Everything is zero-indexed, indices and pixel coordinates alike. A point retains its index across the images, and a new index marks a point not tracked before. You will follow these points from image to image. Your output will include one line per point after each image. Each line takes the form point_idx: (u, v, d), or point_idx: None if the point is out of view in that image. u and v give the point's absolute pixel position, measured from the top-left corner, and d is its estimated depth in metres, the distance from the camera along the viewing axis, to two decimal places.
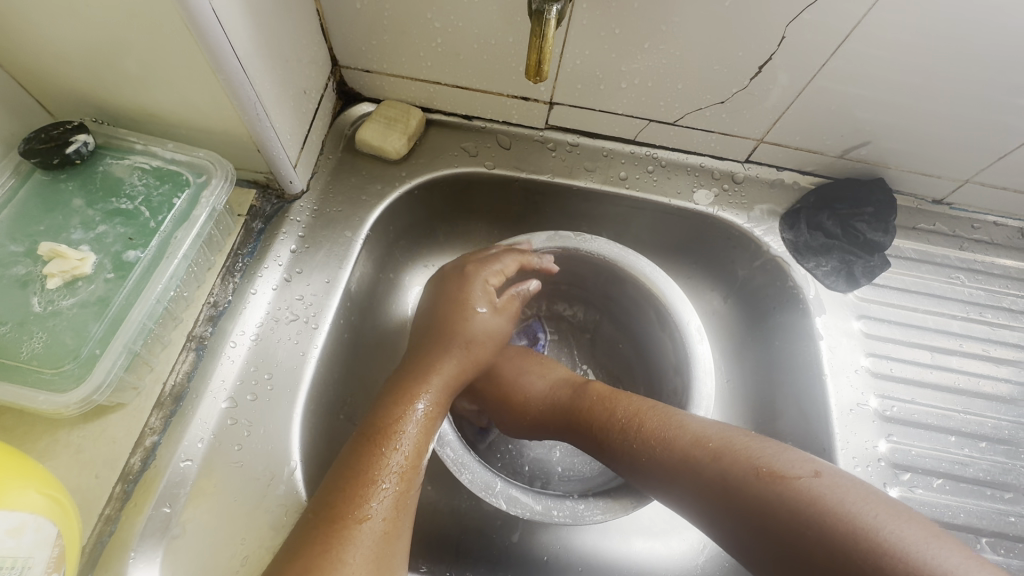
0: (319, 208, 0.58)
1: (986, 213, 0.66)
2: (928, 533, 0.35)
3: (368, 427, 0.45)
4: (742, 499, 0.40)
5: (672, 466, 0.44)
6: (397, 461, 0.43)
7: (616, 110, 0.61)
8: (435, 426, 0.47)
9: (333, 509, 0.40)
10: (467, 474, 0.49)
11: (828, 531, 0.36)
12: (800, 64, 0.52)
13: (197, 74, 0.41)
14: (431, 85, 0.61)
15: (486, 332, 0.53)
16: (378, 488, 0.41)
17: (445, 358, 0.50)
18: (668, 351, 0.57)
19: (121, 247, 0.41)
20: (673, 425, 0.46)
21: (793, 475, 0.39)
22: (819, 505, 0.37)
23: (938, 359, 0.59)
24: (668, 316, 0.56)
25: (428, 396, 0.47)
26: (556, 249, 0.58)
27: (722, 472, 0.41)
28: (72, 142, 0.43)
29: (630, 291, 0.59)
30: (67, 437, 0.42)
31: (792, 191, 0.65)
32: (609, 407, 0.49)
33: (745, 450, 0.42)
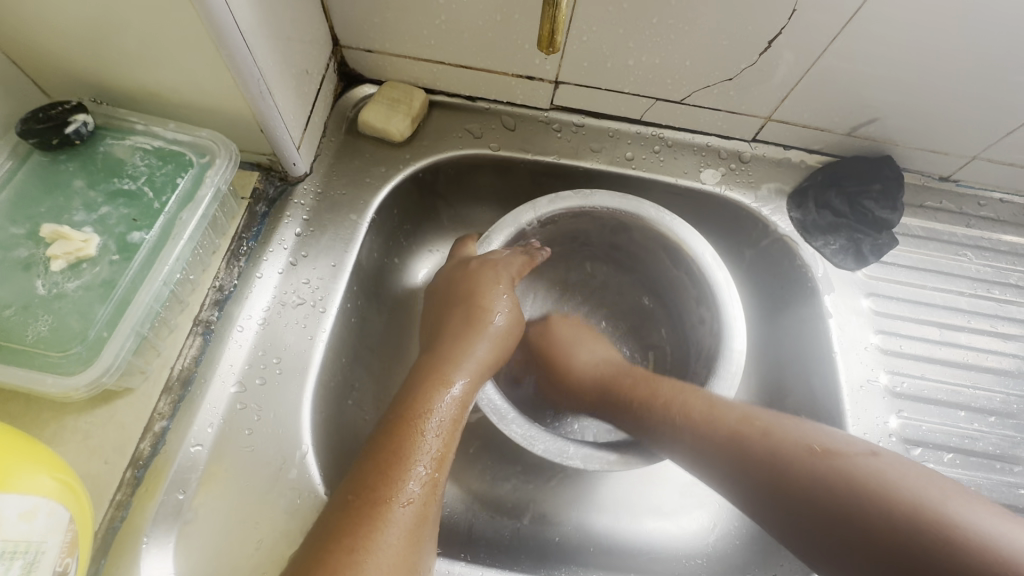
0: (323, 190, 0.57)
1: (992, 190, 0.65)
2: (982, 507, 0.35)
3: (401, 410, 0.44)
4: (792, 478, 0.40)
5: (721, 448, 0.44)
6: (434, 445, 0.43)
7: (623, 88, 0.60)
8: (467, 410, 0.47)
9: (373, 492, 0.39)
10: (538, 444, 0.48)
11: (889, 507, 0.35)
12: (811, 39, 0.51)
13: (198, 50, 0.40)
14: (434, 65, 0.60)
15: (506, 326, 0.52)
16: (416, 471, 0.41)
17: (472, 339, 0.50)
18: (687, 288, 0.58)
19: (125, 228, 0.41)
20: (712, 410, 0.45)
21: (846, 450, 0.40)
22: (875, 479, 0.37)
23: (947, 335, 0.60)
24: (678, 249, 0.56)
25: (461, 380, 0.47)
26: (569, 210, 0.57)
27: (769, 456, 0.41)
28: (70, 122, 0.42)
29: (639, 235, 0.59)
30: (74, 423, 0.41)
31: (799, 170, 0.65)
32: (649, 386, 0.50)
33: (790, 433, 0.42)
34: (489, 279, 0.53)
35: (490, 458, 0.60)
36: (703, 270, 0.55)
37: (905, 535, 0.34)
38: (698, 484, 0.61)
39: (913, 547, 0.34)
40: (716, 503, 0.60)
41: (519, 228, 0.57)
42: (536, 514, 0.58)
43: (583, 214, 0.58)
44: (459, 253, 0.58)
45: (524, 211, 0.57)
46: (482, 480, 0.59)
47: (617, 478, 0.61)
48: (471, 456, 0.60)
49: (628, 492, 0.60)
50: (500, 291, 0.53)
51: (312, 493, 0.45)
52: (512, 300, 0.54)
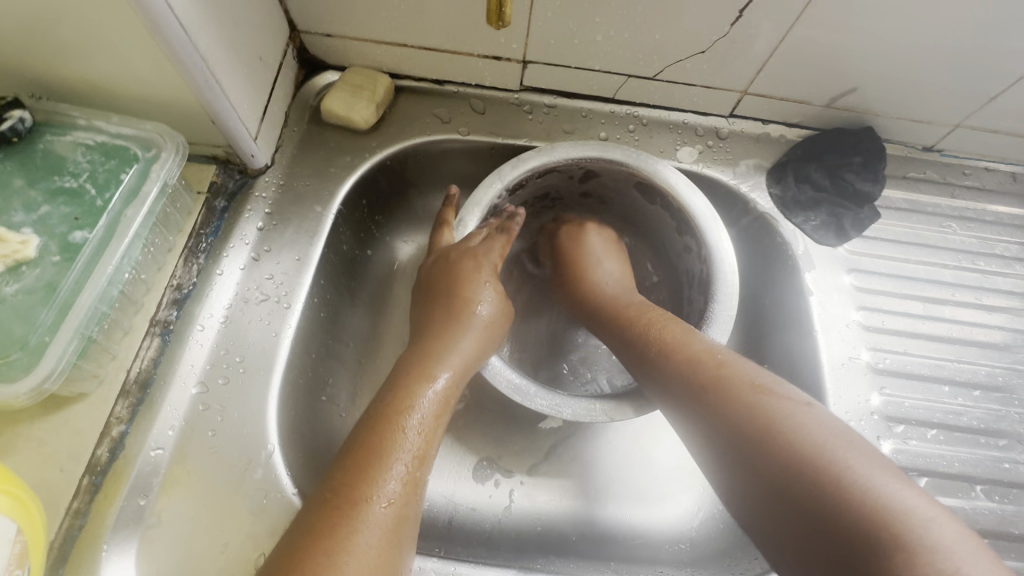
0: (286, 182, 0.55)
1: (978, 159, 0.64)
2: (896, 478, 0.32)
3: (383, 408, 0.42)
4: (728, 415, 0.38)
5: (672, 372, 0.43)
6: (416, 443, 0.41)
7: (593, 66, 0.58)
8: (450, 407, 0.46)
9: (352, 490, 0.38)
10: (560, 409, 0.48)
11: (792, 453, 0.34)
12: (782, 6, 0.49)
13: (131, 38, 0.38)
14: (396, 48, 0.58)
15: (491, 319, 0.51)
16: (396, 469, 0.39)
17: (458, 332, 0.48)
18: (665, 216, 0.57)
19: (67, 228, 0.39)
20: (682, 338, 0.45)
21: (786, 396, 0.38)
22: (795, 424, 0.35)
23: (931, 309, 0.58)
24: (651, 184, 0.55)
25: (445, 375, 0.45)
26: (537, 170, 0.55)
27: (714, 383, 0.40)
28: (8, 117, 0.40)
29: (607, 176, 0.57)
30: (27, 431, 0.40)
31: (779, 145, 0.63)
32: (638, 311, 0.51)
33: (743, 369, 0.41)
34: (471, 271, 0.52)
35: (469, 449, 0.59)
36: (677, 196, 0.53)
37: (802, 480, 0.33)
38: (682, 469, 0.60)
39: (802, 487, 0.33)
40: (700, 487, 0.59)
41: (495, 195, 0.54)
42: (517, 504, 0.57)
43: (550, 171, 0.56)
44: (437, 243, 0.57)
45: (490, 181, 0.54)
46: (461, 472, 0.58)
47: (598, 465, 0.60)
48: (450, 449, 0.59)
49: (610, 479, 0.59)
50: (485, 284, 0.52)
51: (280, 493, 0.44)
52: (497, 292, 0.52)
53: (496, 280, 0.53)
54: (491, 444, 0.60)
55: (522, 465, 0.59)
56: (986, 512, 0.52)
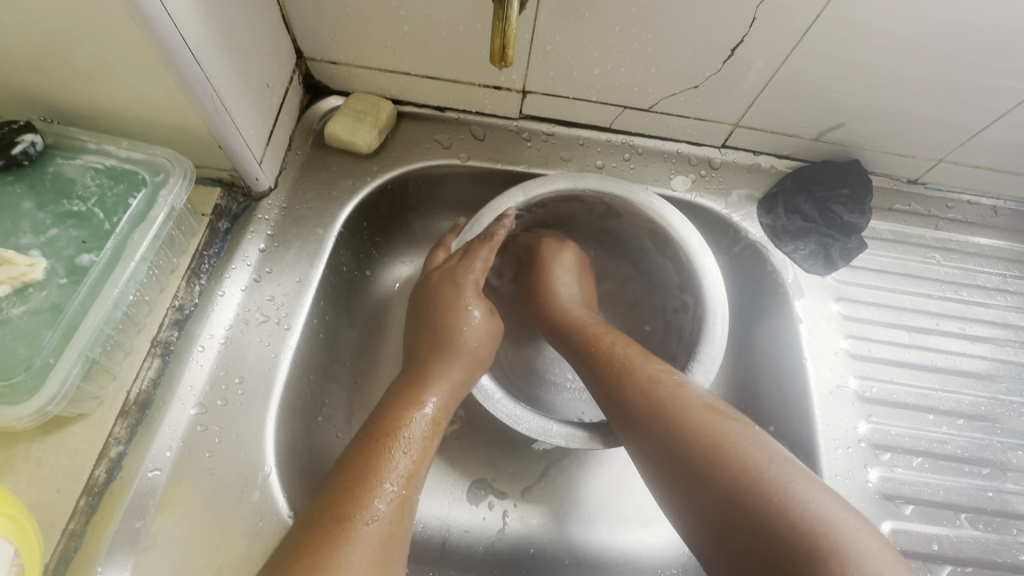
0: (289, 205, 0.56)
1: (959, 192, 0.66)
2: (823, 491, 0.36)
3: (373, 428, 0.43)
4: (694, 461, 0.39)
5: (640, 401, 0.44)
6: (404, 463, 0.42)
7: (590, 97, 0.60)
8: (440, 430, 0.46)
9: (339, 509, 0.38)
10: (554, 438, 0.50)
11: (749, 466, 0.37)
12: (771, 47, 0.51)
13: (146, 66, 0.39)
14: (400, 76, 0.59)
15: (475, 345, 0.51)
16: (383, 489, 0.40)
17: (444, 354, 0.49)
18: (670, 272, 0.58)
19: (74, 251, 0.40)
20: (674, 390, 0.44)
21: (730, 417, 0.41)
22: (729, 445, 0.39)
23: (916, 338, 0.60)
24: (664, 234, 0.55)
25: (435, 399, 0.46)
26: (559, 193, 0.56)
27: (703, 446, 0.39)
28: (18, 142, 0.41)
29: (628, 219, 0.58)
30: (25, 451, 0.40)
31: (770, 175, 0.65)
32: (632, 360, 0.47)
33: (731, 435, 0.39)
34: (454, 292, 0.53)
35: (464, 469, 0.59)
36: (689, 257, 0.54)
37: (734, 490, 0.37)
38: None
39: (751, 507, 0.36)
40: None
41: (511, 211, 0.55)
42: (510, 526, 0.58)
43: (573, 198, 0.57)
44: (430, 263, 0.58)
45: (513, 192, 0.55)
46: (455, 493, 0.58)
47: (591, 487, 0.60)
48: (446, 469, 0.59)
49: (603, 502, 0.60)
50: (471, 309, 0.52)
51: (275, 515, 0.44)
52: (484, 318, 0.53)
53: (482, 305, 0.54)
54: (485, 464, 0.60)
55: (516, 487, 0.60)
56: (971, 541, 0.53)
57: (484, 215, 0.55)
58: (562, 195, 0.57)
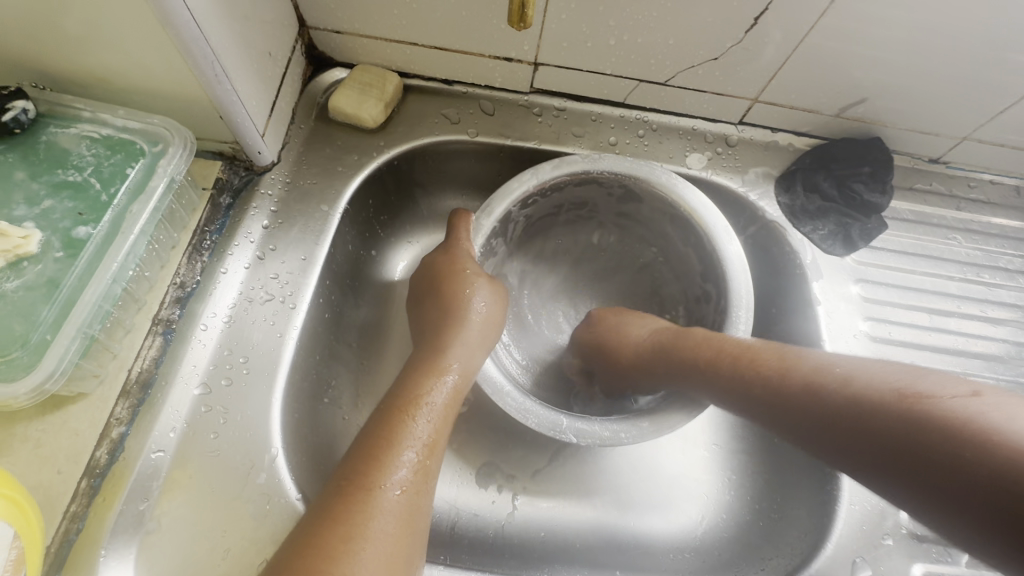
0: (293, 180, 0.54)
1: (983, 172, 0.64)
2: (967, 388, 0.31)
3: (395, 398, 0.43)
4: (800, 404, 0.37)
5: (723, 375, 0.43)
6: (426, 431, 0.41)
7: (604, 70, 0.58)
8: (461, 400, 0.46)
9: (365, 477, 0.37)
10: (563, 434, 0.47)
11: (861, 397, 0.33)
12: (795, 17, 0.49)
13: (141, 28, 0.37)
14: (407, 46, 0.57)
15: (486, 317, 0.50)
16: (407, 457, 0.39)
17: (461, 332, 0.48)
18: (692, 258, 0.56)
19: (70, 223, 0.38)
20: (703, 338, 0.46)
21: (808, 359, 0.39)
22: (824, 377, 0.36)
23: (936, 320, 0.58)
24: (690, 220, 0.54)
25: (455, 368, 0.46)
26: (575, 174, 0.54)
27: (744, 373, 0.41)
28: (8, 108, 0.39)
29: (649, 202, 0.56)
30: (24, 431, 0.39)
31: (788, 153, 0.63)
32: (674, 334, 0.49)
33: (762, 352, 0.42)
34: (463, 270, 0.51)
35: (473, 452, 0.58)
36: (715, 243, 0.52)
37: (870, 412, 0.33)
38: (686, 476, 0.59)
39: (871, 416, 0.32)
40: (705, 495, 0.58)
41: (527, 191, 0.53)
42: (520, 511, 0.57)
43: (589, 180, 0.55)
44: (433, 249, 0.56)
45: (525, 175, 0.53)
46: (465, 476, 0.57)
47: (603, 471, 0.59)
48: (455, 451, 0.58)
49: (612, 485, 0.59)
50: (477, 283, 0.51)
51: (283, 498, 0.43)
52: (493, 295, 0.52)
53: (487, 279, 0.52)
54: (494, 448, 0.59)
55: (526, 471, 0.59)
56: None
57: (497, 199, 0.53)
58: (577, 179, 0.55)
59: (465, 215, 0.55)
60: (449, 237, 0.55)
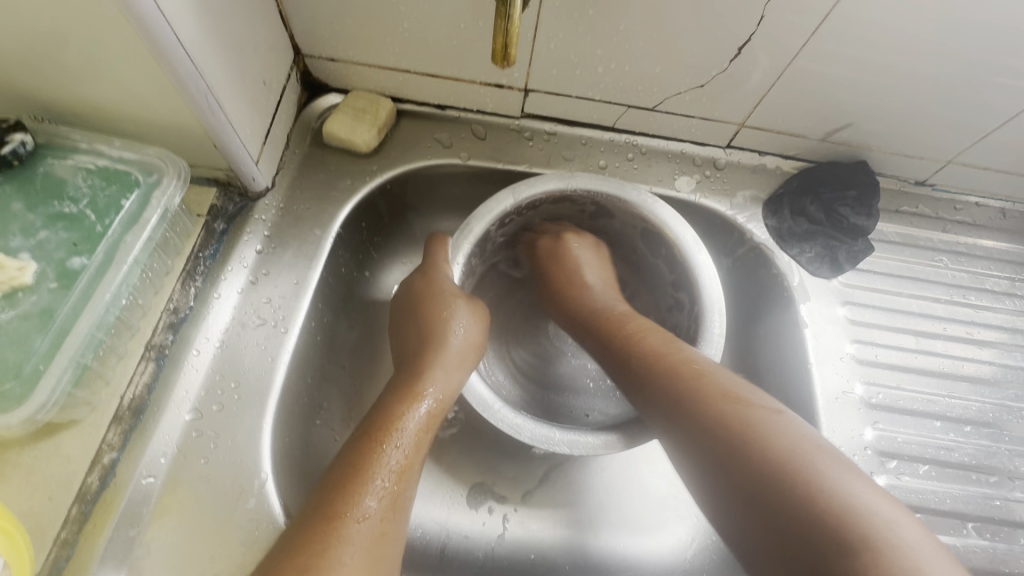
0: (286, 206, 0.55)
1: (968, 195, 0.65)
2: (867, 485, 0.33)
3: (368, 426, 0.43)
4: (728, 437, 0.37)
5: (683, 400, 0.40)
6: (398, 459, 0.41)
7: (594, 96, 0.59)
8: (435, 426, 0.46)
9: (331, 506, 0.38)
10: (557, 446, 0.48)
11: (779, 458, 0.34)
12: (778, 47, 0.50)
13: (139, 64, 0.38)
14: (400, 73, 0.58)
15: (465, 341, 0.51)
16: (376, 485, 0.39)
17: (439, 356, 0.49)
18: (663, 270, 0.57)
19: (65, 254, 0.39)
20: (668, 349, 0.45)
21: (758, 403, 0.38)
22: (758, 433, 0.36)
23: (923, 342, 0.59)
24: (658, 232, 0.54)
25: (431, 394, 0.46)
26: (551, 194, 0.55)
27: (703, 406, 0.39)
28: (7, 142, 0.40)
29: (619, 217, 0.57)
30: (16, 458, 0.39)
31: (775, 176, 0.64)
32: (619, 321, 0.50)
33: (718, 381, 0.41)
34: (444, 293, 0.52)
35: (464, 473, 0.59)
36: (683, 253, 0.53)
37: (771, 480, 0.34)
38: (676, 498, 0.59)
39: (769, 475, 0.34)
40: (694, 517, 0.59)
41: (506, 211, 0.53)
42: (510, 533, 0.57)
43: (562, 198, 0.56)
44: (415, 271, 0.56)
45: (504, 195, 0.53)
46: (455, 498, 0.58)
47: (592, 493, 0.59)
48: (445, 473, 0.58)
49: (602, 507, 0.59)
50: (456, 305, 0.52)
51: (272, 523, 0.43)
52: (472, 316, 0.53)
53: (465, 301, 0.53)
54: (485, 470, 0.59)
55: (516, 493, 0.59)
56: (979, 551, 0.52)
57: (473, 222, 0.52)
58: (552, 196, 0.55)
59: (442, 241, 0.57)
60: (428, 260, 0.56)
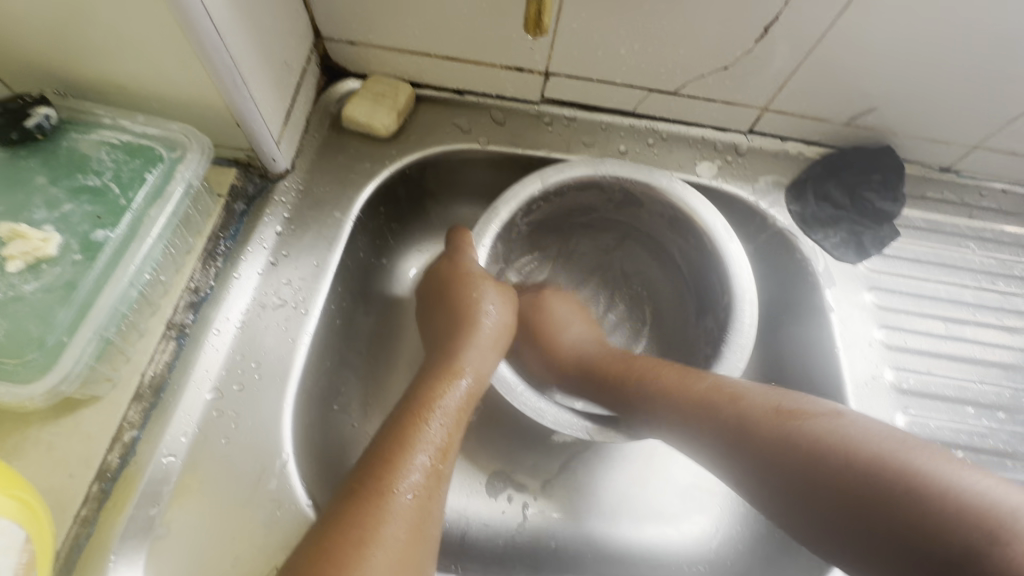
0: (306, 188, 0.55)
1: (994, 181, 0.64)
2: (951, 462, 0.32)
3: (410, 401, 0.43)
4: (767, 445, 0.37)
5: (704, 419, 0.41)
6: (439, 435, 0.41)
7: (615, 79, 0.58)
8: (474, 404, 0.46)
9: (379, 479, 0.38)
10: (579, 431, 0.48)
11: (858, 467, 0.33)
12: (807, 25, 0.49)
13: (161, 34, 0.37)
14: (419, 57, 0.58)
15: (498, 323, 0.50)
16: (420, 460, 0.39)
17: (474, 335, 0.49)
18: (690, 259, 0.57)
19: (89, 226, 0.38)
20: (679, 380, 0.44)
21: (813, 413, 0.37)
22: (843, 449, 0.34)
23: (952, 329, 0.58)
24: (688, 220, 0.54)
25: (468, 371, 0.46)
26: (579, 180, 0.54)
27: (736, 424, 0.39)
28: (32, 115, 0.40)
29: (646, 206, 0.57)
30: (37, 434, 0.39)
31: (798, 161, 0.63)
32: (624, 363, 0.50)
33: (755, 399, 0.40)
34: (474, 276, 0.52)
35: (485, 461, 0.58)
36: (715, 241, 0.52)
37: (881, 497, 0.32)
38: (700, 487, 0.58)
39: (863, 488, 0.32)
40: (718, 506, 0.57)
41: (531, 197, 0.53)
42: (531, 521, 0.56)
43: (591, 185, 0.55)
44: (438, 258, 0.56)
45: (531, 180, 0.53)
46: (475, 486, 0.57)
47: (615, 480, 0.58)
48: (464, 461, 0.57)
49: (626, 494, 0.58)
50: (484, 287, 0.51)
51: (294, 504, 0.42)
52: (502, 299, 0.52)
53: (494, 284, 0.53)
54: (505, 456, 0.58)
55: (536, 481, 0.58)
56: None
57: (504, 205, 0.52)
58: (579, 183, 0.55)
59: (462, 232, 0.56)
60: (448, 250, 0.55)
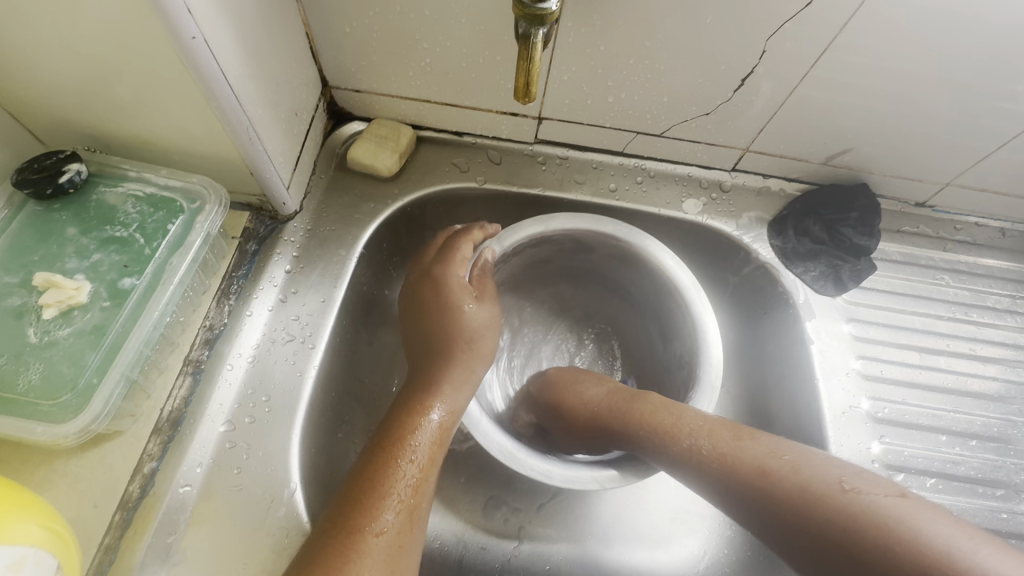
0: (313, 228, 0.58)
1: (968, 215, 0.67)
2: (921, 505, 0.34)
3: (383, 437, 0.45)
4: (761, 491, 0.39)
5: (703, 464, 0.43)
6: (410, 473, 0.44)
7: (604, 123, 0.62)
8: (449, 436, 0.48)
9: (349, 520, 0.40)
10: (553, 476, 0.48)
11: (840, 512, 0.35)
12: (780, 77, 0.53)
13: (187, 99, 0.41)
14: (420, 103, 0.62)
15: (481, 346, 0.53)
16: (391, 500, 0.42)
17: (456, 363, 0.51)
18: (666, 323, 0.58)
19: (116, 275, 0.42)
20: (675, 420, 0.46)
21: (801, 458, 0.39)
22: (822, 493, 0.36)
23: (927, 359, 0.61)
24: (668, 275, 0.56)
25: (442, 406, 0.48)
26: (570, 232, 0.57)
27: (732, 466, 0.41)
28: (64, 171, 0.43)
29: (631, 267, 0.59)
30: (65, 466, 0.42)
31: (779, 198, 0.66)
32: (631, 403, 0.50)
33: (748, 447, 0.42)
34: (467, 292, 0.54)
35: (482, 486, 0.60)
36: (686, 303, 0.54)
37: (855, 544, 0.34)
38: (688, 511, 0.61)
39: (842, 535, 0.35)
40: (705, 529, 0.60)
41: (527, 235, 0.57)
42: (526, 544, 0.58)
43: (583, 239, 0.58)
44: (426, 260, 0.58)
45: (531, 224, 0.56)
46: (472, 510, 0.59)
47: (607, 505, 0.61)
48: (462, 486, 0.60)
49: (616, 519, 0.60)
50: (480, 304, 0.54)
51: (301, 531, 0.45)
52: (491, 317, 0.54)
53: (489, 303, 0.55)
54: (501, 482, 0.61)
55: (530, 505, 0.60)
56: None
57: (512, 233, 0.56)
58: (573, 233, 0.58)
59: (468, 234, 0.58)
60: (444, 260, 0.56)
